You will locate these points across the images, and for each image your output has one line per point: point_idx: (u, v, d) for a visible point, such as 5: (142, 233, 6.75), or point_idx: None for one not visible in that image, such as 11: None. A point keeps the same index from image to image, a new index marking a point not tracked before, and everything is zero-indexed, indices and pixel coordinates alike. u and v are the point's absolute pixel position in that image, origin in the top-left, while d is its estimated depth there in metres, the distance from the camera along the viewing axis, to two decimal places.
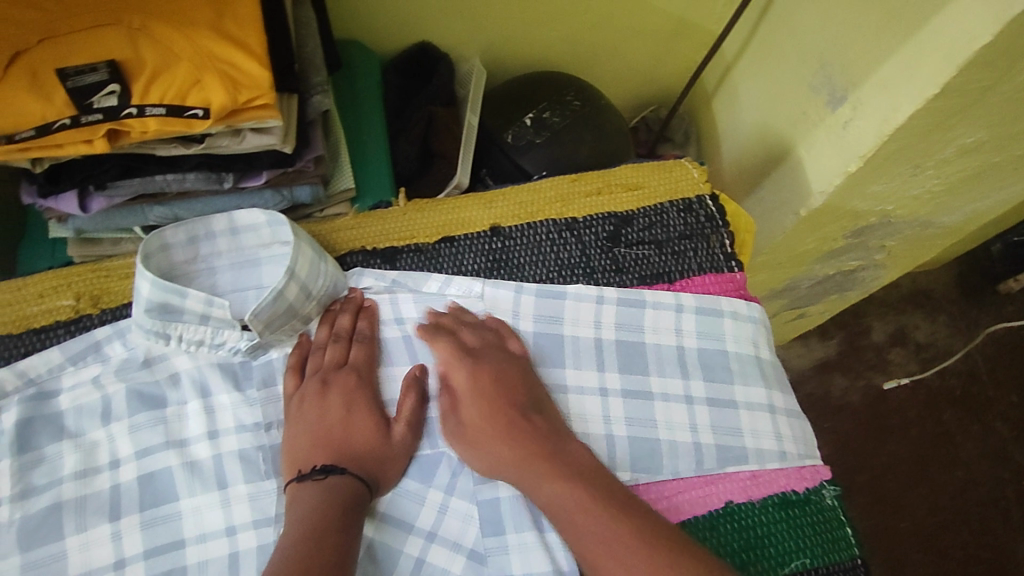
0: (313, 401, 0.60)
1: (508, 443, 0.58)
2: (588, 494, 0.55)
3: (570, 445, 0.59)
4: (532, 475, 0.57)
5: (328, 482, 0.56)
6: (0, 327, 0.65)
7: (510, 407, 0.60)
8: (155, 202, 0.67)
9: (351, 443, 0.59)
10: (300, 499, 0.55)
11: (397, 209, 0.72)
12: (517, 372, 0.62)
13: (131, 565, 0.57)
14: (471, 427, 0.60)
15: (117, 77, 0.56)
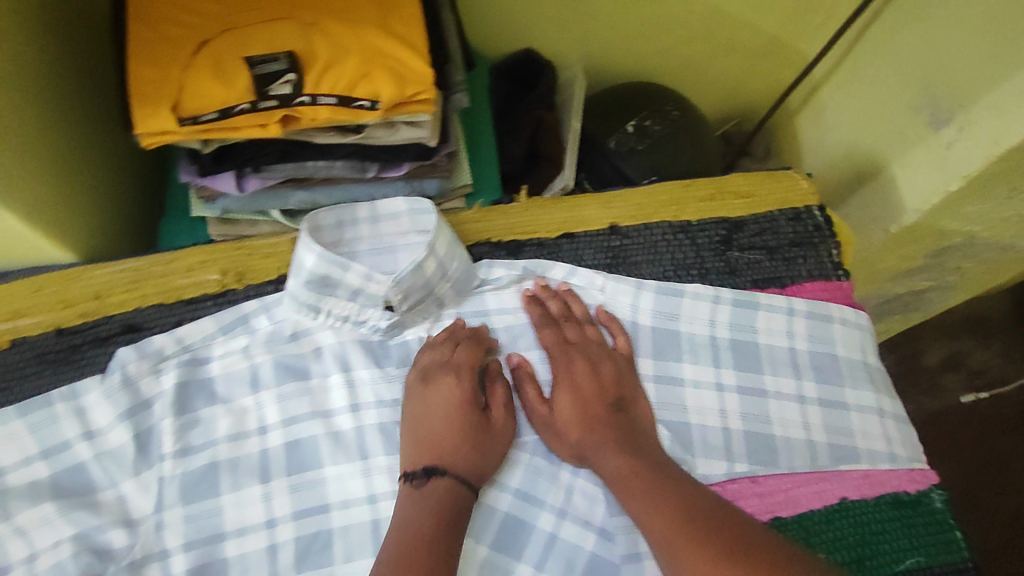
0: (420, 401, 0.62)
1: (589, 429, 0.62)
2: (653, 483, 0.58)
3: (643, 436, 0.62)
4: (602, 450, 0.61)
5: (431, 489, 0.57)
6: (153, 297, 0.69)
7: (597, 400, 0.63)
8: (299, 186, 0.71)
9: (445, 446, 0.59)
10: (404, 503, 0.56)
11: (519, 206, 0.76)
12: (613, 367, 0.65)
13: (280, 525, 0.61)
14: (556, 416, 0.63)
15: (295, 67, 0.59)
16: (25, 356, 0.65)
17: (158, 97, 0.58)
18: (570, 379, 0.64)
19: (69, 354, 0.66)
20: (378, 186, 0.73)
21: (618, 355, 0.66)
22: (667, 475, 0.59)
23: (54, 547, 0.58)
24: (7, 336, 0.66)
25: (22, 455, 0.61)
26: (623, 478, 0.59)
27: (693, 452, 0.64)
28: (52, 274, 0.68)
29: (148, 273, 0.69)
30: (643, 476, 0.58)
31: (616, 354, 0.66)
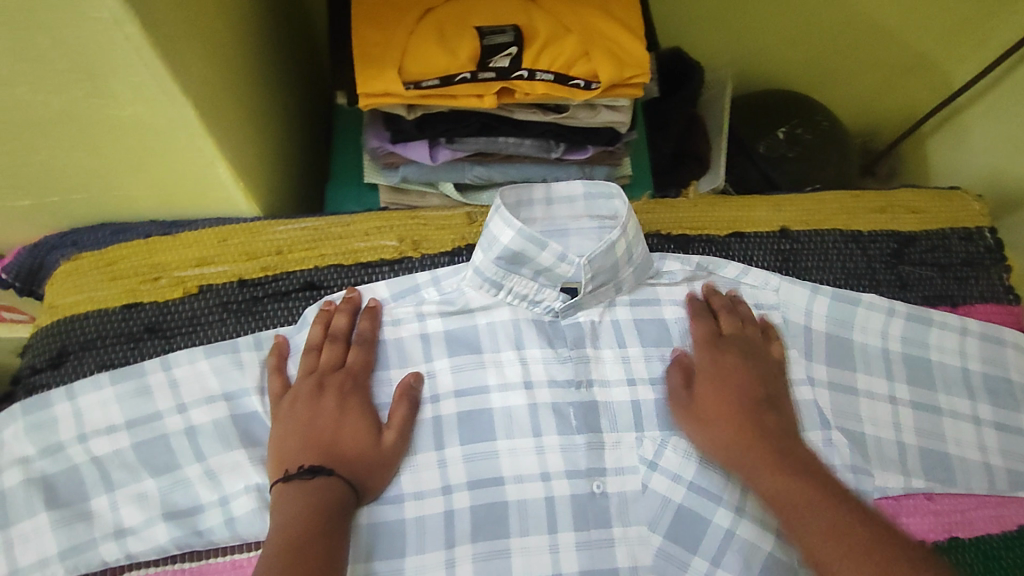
0: (301, 402, 0.59)
1: (741, 437, 0.59)
2: (814, 497, 0.54)
3: (801, 449, 0.58)
4: (750, 463, 0.57)
5: (315, 485, 0.55)
6: (331, 258, 0.69)
7: (748, 399, 0.61)
8: (478, 161, 0.72)
9: (346, 455, 0.58)
10: (293, 498, 0.54)
11: (687, 201, 0.75)
12: (765, 367, 0.64)
13: (457, 492, 0.61)
14: (712, 431, 0.60)
15: (518, 42, 0.60)
16: (210, 304, 0.66)
17: (383, 60, 0.59)
18: (721, 377, 0.62)
19: (251, 305, 0.67)
20: (555, 168, 0.73)
21: (771, 359, 0.65)
22: (829, 489, 0.54)
23: (243, 491, 0.59)
24: (194, 282, 0.67)
25: (205, 394, 0.62)
26: (777, 496, 0.55)
27: (870, 461, 0.64)
28: (237, 227, 0.69)
29: (326, 234, 0.70)
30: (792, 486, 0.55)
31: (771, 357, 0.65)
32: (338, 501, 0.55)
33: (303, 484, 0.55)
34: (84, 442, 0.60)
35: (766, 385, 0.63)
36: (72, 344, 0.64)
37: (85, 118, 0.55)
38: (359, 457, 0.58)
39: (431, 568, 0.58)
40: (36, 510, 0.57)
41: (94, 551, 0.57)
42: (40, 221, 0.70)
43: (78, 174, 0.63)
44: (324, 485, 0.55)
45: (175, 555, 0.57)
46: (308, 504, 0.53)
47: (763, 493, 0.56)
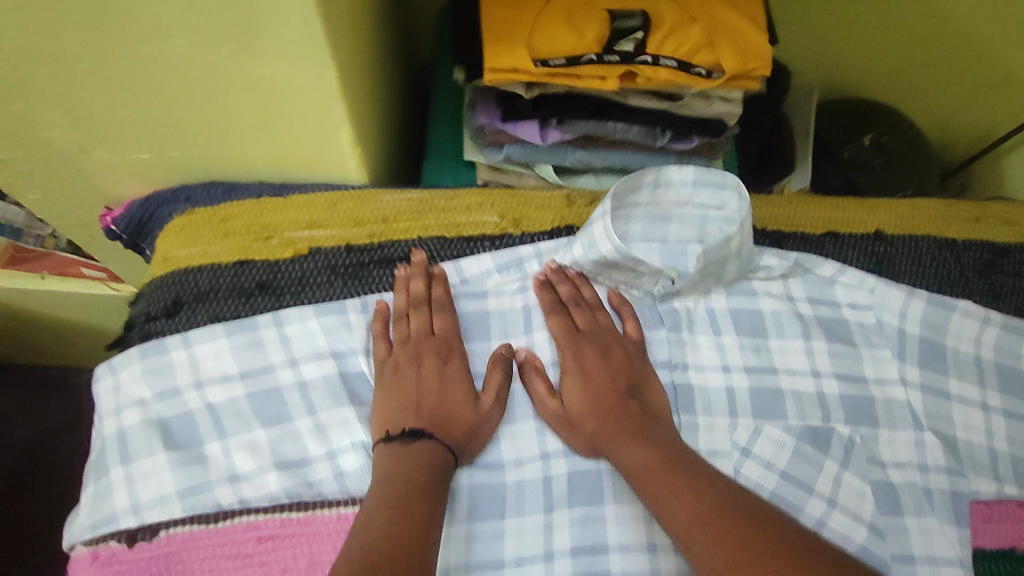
0: (405, 369, 0.62)
1: (604, 420, 0.59)
2: (665, 477, 0.55)
3: (654, 424, 0.59)
4: (615, 443, 0.58)
5: (414, 447, 0.56)
6: (435, 231, 0.71)
7: (607, 389, 0.60)
8: (581, 145, 0.73)
9: (450, 417, 0.59)
10: (394, 457, 0.56)
11: (783, 198, 0.76)
12: (623, 356, 0.62)
13: (555, 460, 0.61)
14: (567, 409, 0.60)
15: (646, 28, 0.61)
16: (319, 266, 0.68)
17: (513, 37, 0.61)
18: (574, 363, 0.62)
19: (357, 270, 0.68)
20: (657, 155, 0.74)
21: (628, 342, 0.64)
22: (678, 468, 0.56)
23: (349, 449, 0.62)
24: (304, 244, 0.68)
25: (315, 351, 0.65)
26: (638, 470, 0.56)
27: (962, 464, 0.64)
28: (347, 193, 0.71)
29: (430, 205, 0.72)
30: (665, 478, 0.55)
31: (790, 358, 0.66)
32: (439, 461, 0.56)
33: (402, 445, 0.56)
34: (201, 389, 0.64)
35: (633, 372, 0.62)
36: (187, 293, 0.66)
37: (225, 78, 0.57)
38: (457, 419, 0.59)
39: (529, 531, 0.59)
40: (155, 450, 0.61)
41: (211, 493, 0.60)
42: (156, 175, 0.73)
43: (203, 132, 0.65)
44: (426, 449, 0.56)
45: (286, 504, 0.60)
46: (409, 464, 0.55)
47: (626, 471, 0.57)
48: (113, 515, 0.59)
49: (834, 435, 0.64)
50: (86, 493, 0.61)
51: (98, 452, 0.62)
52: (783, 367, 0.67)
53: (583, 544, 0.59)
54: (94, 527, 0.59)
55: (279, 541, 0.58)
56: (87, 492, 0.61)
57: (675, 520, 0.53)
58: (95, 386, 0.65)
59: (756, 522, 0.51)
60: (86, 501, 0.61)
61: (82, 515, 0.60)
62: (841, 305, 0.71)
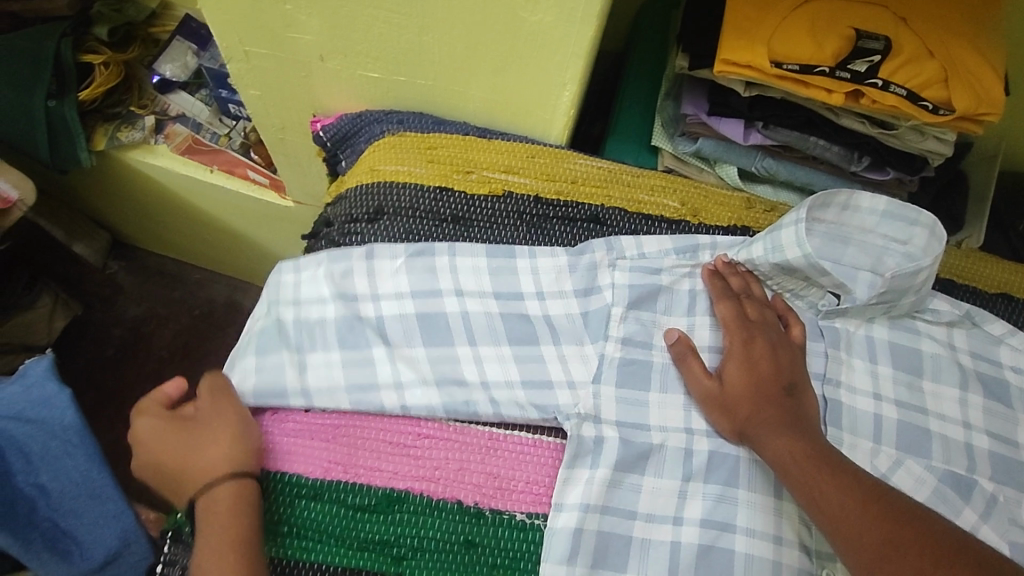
0: (154, 451, 0.59)
1: (758, 410, 0.60)
2: (811, 466, 0.55)
3: (803, 417, 0.60)
4: (761, 431, 0.59)
5: (204, 518, 0.54)
6: (618, 203, 0.74)
7: (771, 382, 0.62)
8: (772, 154, 0.75)
9: (214, 448, 0.57)
10: (205, 536, 0.54)
11: (960, 251, 0.77)
12: (789, 355, 0.64)
13: (697, 436, 0.63)
14: (725, 391, 0.62)
15: (886, 52, 0.64)
16: (509, 209, 0.72)
17: (754, 35, 0.65)
18: (739, 352, 0.64)
19: (542, 221, 0.72)
20: (843, 181, 0.76)
21: (794, 343, 0.66)
22: (827, 460, 0.56)
23: (506, 384, 0.63)
24: (499, 185, 0.73)
25: (479, 289, 0.67)
26: (783, 457, 0.57)
27: None
28: (544, 149, 0.75)
29: (618, 178, 0.75)
30: (812, 461, 0.55)
31: (791, 341, 0.66)
32: (245, 500, 0.55)
33: (201, 512, 0.55)
34: (376, 301, 0.66)
35: (791, 370, 0.63)
36: (389, 204, 0.71)
37: (493, 15, 0.63)
38: (215, 459, 0.57)
39: (665, 493, 0.60)
40: (330, 349, 0.64)
41: (376, 395, 0.62)
42: (373, 95, 0.80)
43: (440, 63, 0.71)
44: (228, 493, 0.55)
45: (444, 420, 0.61)
46: (219, 515, 0.54)
47: (770, 462, 0.58)
48: (283, 392, 0.62)
49: (978, 487, 0.63)
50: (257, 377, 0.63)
51: (273, 330, 0.66)
52: (935, 410, 0.67)
53: (712, 519, 0.59)
54: (267, 394, 0.62)
55: (437, 441, 0.60)
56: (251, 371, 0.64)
57: (822, 507, 0.53)
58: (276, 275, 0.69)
59: (906, 515, 0.51)
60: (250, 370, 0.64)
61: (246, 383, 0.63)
62: (1003, 366, 0.70)
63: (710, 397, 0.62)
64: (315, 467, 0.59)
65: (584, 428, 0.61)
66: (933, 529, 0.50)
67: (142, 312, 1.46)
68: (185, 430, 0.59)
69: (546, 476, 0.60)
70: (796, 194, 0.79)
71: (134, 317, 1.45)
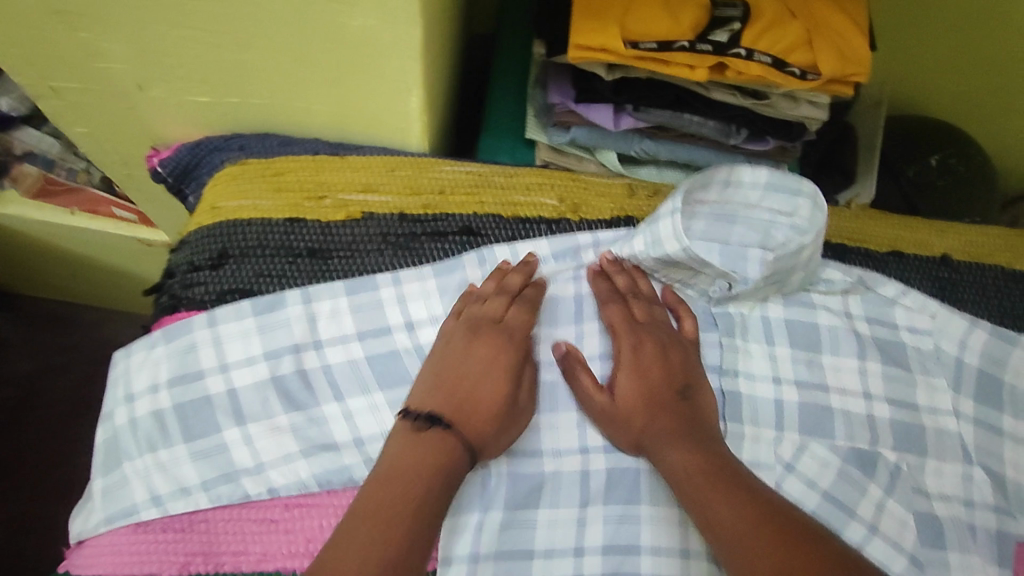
0: (458, 347, 0.59)
1: (654, 419, 0.57)
2: (705, 484, 0.53)
3: (702, 425, 0.57)
4: (656, 441, 0.56)
5: (425, 437, 0.53)
6: (492, 209, 0.68)
7: (663, 387, 0.59)
8: (650, 136, 0.70)
9: (475, 406, 0.56)
10: (416, 447, 0.53)
11: (849, 212, 0.74)
12: (682, 354, 0.61)
13: (593, 455, 0.60)
14: (615, 404, 0.59)
15: (744, 19, 0.59)
16: (371, 232, 0.66)
17: (605, 16, 0.59)
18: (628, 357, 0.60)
19: (408, 240, 0.66)
20: (725, 155, 0.72)
21: (684, 339, 0.62)
22: (721, 476, 0.53)
23: (382, 436, 0.59)
24: (357, 208, 0.66)
25: (341, 333, 0.62)
26: (679, 473, 0.54)
27: (1010, 503, 0.62)
28: (405, 159, 0.68)
29: (489, 181, 0.70)
30: (705, 477, 0.53)
31: (683, 338, 0.63)
32: (451, 457, 0.53)
33: (411, 432, 0.54)
34: (225, 371, 0.59)
35: (687, 370, 0.60)
36: (234, 246, 0.64)
37: (308, 23, 0.54)
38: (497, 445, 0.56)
39: (562, 524, 0.57)
40: (172, 440, 0.57)
41: (236, 482, 0.56)
42: (210, 120, 0.71)
43: (270, 81, 0.63)
44: (437, 441, 0.53)
45: (316, 491, 0.56)
46: (425, 459, 0.52)
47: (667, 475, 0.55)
48: (124, 478, 0.56)
49: (880, 460, 0.63)
50: (94, 486, 0.56)
51: (109, 443, 0.58)
52: (832, 385, 0.66)
53: (615, 544, 0.57)
54: (105, 488, 0.56)
55: (306, 509, 0.56)
56: (95, 483, 0.57)
57: (716, 528, 0.51)
58: (110, 371, 0.61)
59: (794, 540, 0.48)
60: (94, 496, 0.56)
61: (93, 514, 0.55)
62: (899, 328, 0.69)
63: (503, 423, 0.57)
64: (169, 565, 0.52)
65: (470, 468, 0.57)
66: (821, 551, 0.47)
67: (35, 366, 1.33)
68: (457, 362, 0.58)
69: None
70: (681, 172, 0.74)
71: (25, 372, 1.32)
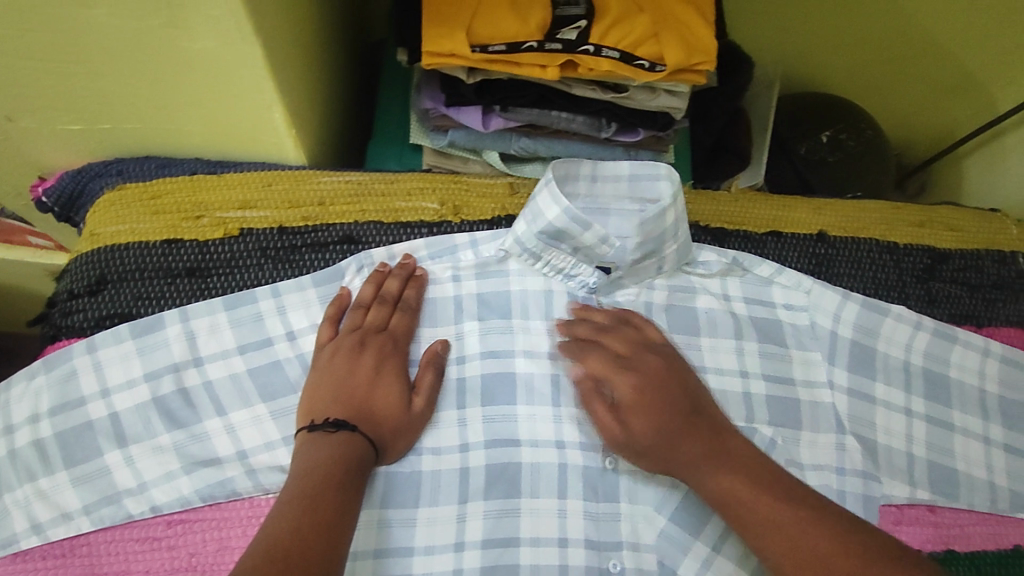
0: (343, 356, 0.60)
1: (657, 437, 0.57)
2: (758, 502, 0.52)
3: (726, 439, 0.56)
4: (678, 462, 0.56)
5: (333, 439, 0.54)
6: (372, 216, 0.69)
7: (637, 398, 0.58)
8: (525, 133, 0.72)
9: (372, 412, 0.58)
10: (318, 448, 0.54)
11: (729, 195, 0.76)
12: (624, 350, 0.61)
13: (473, 451, 0.62)
14: (632, 437, 0.58)
15: (590, 16, 0.59)
16: (249, 247, 0.67)
17: (454, 21, 0.59)
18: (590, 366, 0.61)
19: (288, 253, 0.67)
20: (601, 148, 0.73)
21: (624, 337, 0.62)
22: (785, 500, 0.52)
23: (265, 447, 0.60)
24: (235, 225, 0.67)
25: (221, 349, 0.63)
26: (727, 497, 0.53)
27: (879, 468, 0.65)
28: (282, 173, 0.69)
29: (369, 189, 0.70)
30: (753, 494, 0.53)
31: (652, 344, 0.62)
32: (356, 453, 0.54)
33: (315, 440, 0.54)
34: (106, 397, 0.60)
35: (681, 381, 0.59)
36: (112, 272, 0.65)
37: (151, 50, 0.54)
38: (393, 448, 0.58)
39: (441, 521, 0.59)
40: (53, 468, 0.58)
41: (117, 504, 0.58)
42: (85, 146, 0.69)
43: (132, 107, 0.62)
44: (342, 441, 0.54)
45: (199, 506, 0.58)
46: (330, 457, 0.53)
47: (714, 495, 0.54)
48: (4, 509, 0.57)
49: (756, 435, 0.65)
50: None
51: None
52: (710, 365, 0.68)
53: (493, 537, 0.59)
54: None
55: (189, 525, 0.58)
56: None
57: (786, 551, 0.50)
58: None
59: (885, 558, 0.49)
60: None
61: None
62: (776, 306, 0.71)
63: (400, 429, 0.59)
64: None
65: None
66: None
67: None
68: (346, 371, 0.59)
69: None
70: None
71: None
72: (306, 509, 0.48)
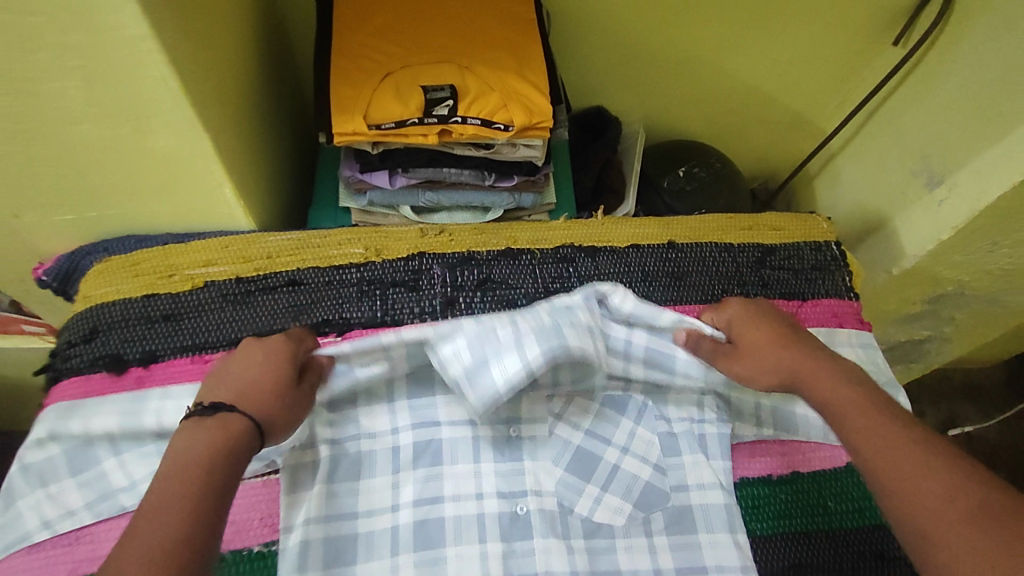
0: (240, 358, 0.66)
1: (788, 355, 0.69)
2: (861, 411, 0.62)
3: (843, 360, 0.69)
4: (804, 375, 0.67)
5: (215, 421, 0.59)
6: (311, 262, 0.87)
7: (779, 330, 0.72)
8: (428, 188, 0.92)
9: (255, 392, 0.63)
10: (200, 428, 0.59)
11: (596, 220, 0.96)
12: (789, 318, 0.75)
13: (402, 432, 0.77)
14: (755, 347, 0.71)
15: (454, 97, 0.81)
16: (213, 295, 0.83)
17: (353, 110, 0.81)
18: (747, 320, 0.74)
19: (244, 297, 0.84)
20: (489, 194, 0.93)
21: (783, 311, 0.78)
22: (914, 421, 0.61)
23: None
24: (200, 278, 0.84)
25: None
26: (830, 402, 0.64)
27: (733, 415, 0.80)
28: (236, 236, 0.86)
29: (308, 243, 0.88)
30: (855, 407, 0.63)
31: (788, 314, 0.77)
32: (230, 439, 0.59)
33: (197, 419, 0.60)
34: (103, 417, 0.74)
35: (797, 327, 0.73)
36: (103, 323, 0.81)
37: (123, 150, 0.73)
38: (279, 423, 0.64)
39: (378, 490, 0.73)
40: (63, 475, 0.73)
41: (113, 499, 0.72)
42: (79, 232, 0.86)
43: (113, 196, 0.80)
44: (222, 424, 0.59)
45: None
46: (203, 441, 0.58)
47: (819, 405, 0.65)
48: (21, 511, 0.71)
49: (631, 400, 0.81)
50: None
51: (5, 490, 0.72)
52: None
53: (423, 496, 0.73)
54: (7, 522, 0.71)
55: None
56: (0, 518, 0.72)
57: (871, 447, 0.60)
58: None
59: (978, 471, 0.56)
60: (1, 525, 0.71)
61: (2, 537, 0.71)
62: None
63: (286, 415, 0.64)
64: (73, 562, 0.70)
65: (302, 455, 0.73)
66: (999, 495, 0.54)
67: None
68: (242, 366, 0.65)
69: (277, 507, 0.71)
70: (464, 212, 0.96)
71: None
72: (191, 497, 0.54)
